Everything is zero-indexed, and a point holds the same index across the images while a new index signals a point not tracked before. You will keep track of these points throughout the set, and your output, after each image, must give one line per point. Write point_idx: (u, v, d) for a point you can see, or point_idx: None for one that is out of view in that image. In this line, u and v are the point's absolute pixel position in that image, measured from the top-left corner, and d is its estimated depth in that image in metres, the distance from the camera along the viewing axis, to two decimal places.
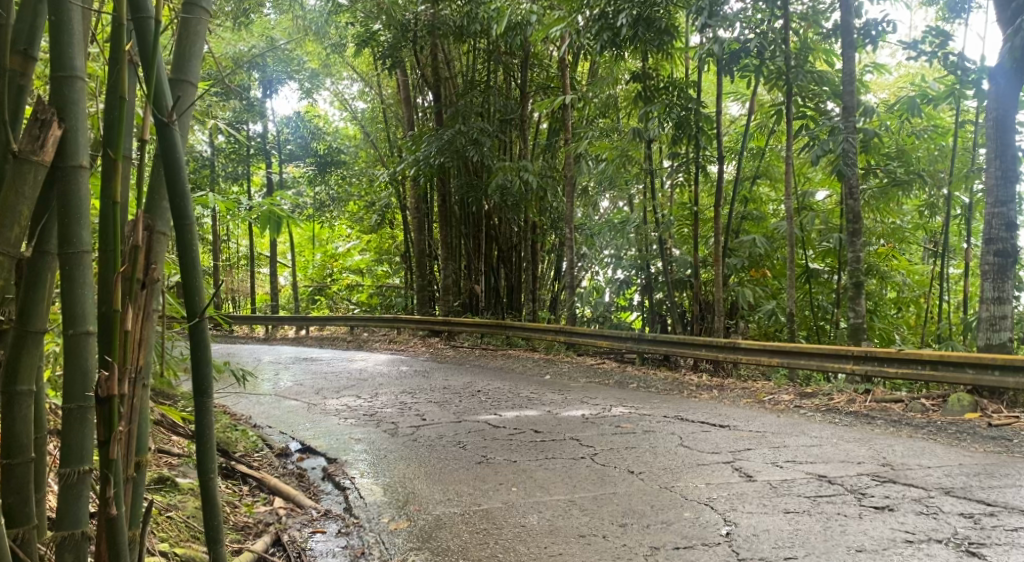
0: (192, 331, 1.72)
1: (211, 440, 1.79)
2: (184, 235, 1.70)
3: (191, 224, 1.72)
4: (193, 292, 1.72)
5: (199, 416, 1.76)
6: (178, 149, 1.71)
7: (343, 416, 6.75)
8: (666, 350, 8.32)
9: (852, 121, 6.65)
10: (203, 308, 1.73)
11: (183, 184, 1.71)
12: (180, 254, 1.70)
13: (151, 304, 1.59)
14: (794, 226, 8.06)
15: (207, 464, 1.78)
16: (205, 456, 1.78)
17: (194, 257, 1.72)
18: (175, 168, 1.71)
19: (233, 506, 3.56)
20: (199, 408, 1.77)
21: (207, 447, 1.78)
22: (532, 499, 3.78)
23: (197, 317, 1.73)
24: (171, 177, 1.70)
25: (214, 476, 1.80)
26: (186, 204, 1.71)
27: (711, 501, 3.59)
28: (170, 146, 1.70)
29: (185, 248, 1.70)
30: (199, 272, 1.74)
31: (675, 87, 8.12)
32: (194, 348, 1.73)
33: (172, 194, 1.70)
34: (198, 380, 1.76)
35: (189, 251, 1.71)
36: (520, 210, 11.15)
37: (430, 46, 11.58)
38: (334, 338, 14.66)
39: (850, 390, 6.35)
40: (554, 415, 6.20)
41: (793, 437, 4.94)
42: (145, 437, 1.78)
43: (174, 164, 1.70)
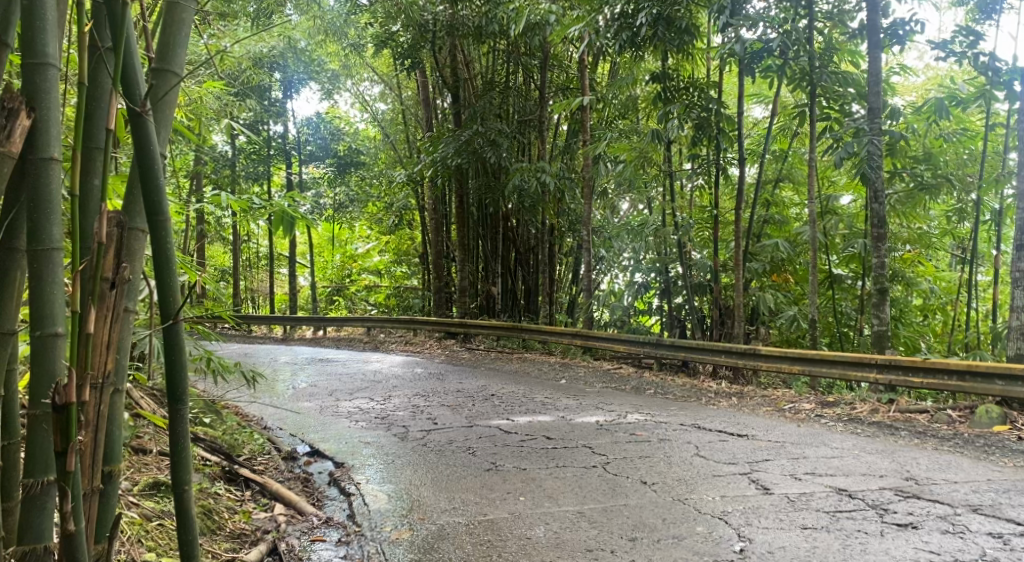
0: (166, 335, 1.62)
1: (186, 452, 1.69)
2: (159, 233, 1.62)
3: (166, 221, 1.64)
4: (167, 294, 1.63)
5: (173, 425, 1.67)
6: (152, 142, 1.63)
7: (354, 418, 6.67)
8: (684, 355, 8.16)
9: (878, 123, 6.47)
10: (178, 310, 1.64)
11: (157, 179, 1.63)
12: (152, 250, 1.61)
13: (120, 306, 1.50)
14: (817, 231, 7.87)
15: (182, 476, 1.69)
16: (180, 467, 1.69)
17: (169, 257, 1.63)
18: (148, 162, 1.63)
19: (230, 512, 3.47)
20: (174, 416, 1.68)
21: (182, 458, 1.69)
22: (540, 510, 3.66)
23: (172, 319, 1.64)
24: (144, 171, 1.62)
25: (189, 488, 1.71)
26: (161, 200, 1.63)
27: (725, 515, 3.45)
28: (144, 138, 1.62)
29: (159, 247, 1.61)
30: (174, 271, 1.64)
31: (695, 88, 7.95)
32: (167, 352, 1.64)
33: (145, 189, 1.62)
34: (174, 387, 1.67)
35: (164, 251, 1.62)
36: (537, 212, 11.03)
37: (449, 47, 11.51)
38: (351, 338, 14.62)
39: (872, 399, 6.17)
40: (567, 421, 6.07)
41: (813, 448, 4.78)
42: (117, 445, 1.68)
43: (147, 157, 1.62)
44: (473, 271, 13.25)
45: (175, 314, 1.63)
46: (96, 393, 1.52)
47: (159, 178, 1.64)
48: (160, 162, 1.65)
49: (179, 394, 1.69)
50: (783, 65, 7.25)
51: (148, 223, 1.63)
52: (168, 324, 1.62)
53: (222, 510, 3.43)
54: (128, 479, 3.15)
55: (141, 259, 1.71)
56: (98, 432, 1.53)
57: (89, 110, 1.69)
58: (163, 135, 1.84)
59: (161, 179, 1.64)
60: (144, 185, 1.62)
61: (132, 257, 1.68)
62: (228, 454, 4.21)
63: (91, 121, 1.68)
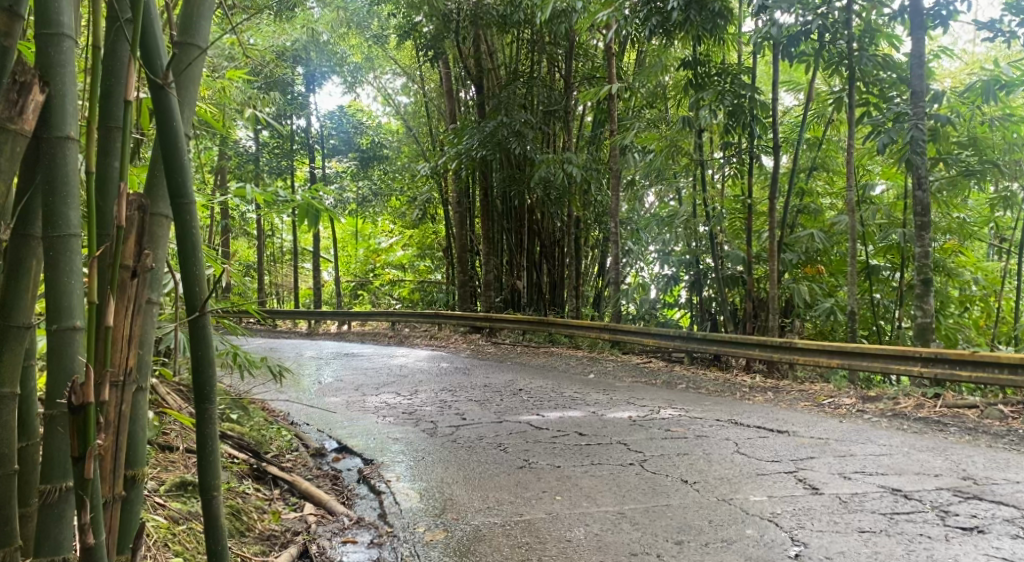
0: (193, 329, 1.49)
1: (215, 455, 1.56)
2: (183, 217, 1.49)
3: (191, 204, 1.50)
4: (192, 283, 1.50)
5: (200, 428, 1.54)
6: (175, 117, 1.50)
7: (381, 414, 6.56)
8: (716, 349, 7.97)
9: (922, 106, 6.25)
10: (205, 302, 1.50)
11: (182, 157, 1.50)
12: (176, 237, 1.47)
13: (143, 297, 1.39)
14: (856, 220, 7.64)
15: (210, 483, 1.55)
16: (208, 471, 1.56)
17: (195, 244, 1.50)
18: (170, 139, 1.49)
19: (259, 513, 3.36)
20: (200, 417, 1.55)
21: (209, 463, 1.56)
22: (578, 510, 3.51)
23: (197, 313, 1.51)
24: (166, 148, 1.49)
25: (217, 494, 1.57)
26: (185, 181, 1.50)
27: (775, 517, 3.29)
28: (167, 114, 1.49)
29: (183, 232, 1.48)
30: (200, 261, 1.51)
31: (726, 74, 7.74)
32: (194, 347, 1.51)
33: (168, 169, 1.49)
34: (201, 386, 1.54)
35: (188, 238, 1.49)
36: (563, 204, 10.85)
37: (473, 37, 11.37)
38: (376, 333, 14.54)
39: (917, 394, 5.95)
40: (599, 417, 5.91)
41: (860, 446, 4.59)
42: (139, 449, 1.55)
43: (169, 134, 1.49)
44: (498, 265, 13.10)
45: (202, 306, 1.49)
46: (117, 394, 1.39)
47: (184, 157, 1.51)
48: (184, 141, 1.52)
49: (206, 395, 1.56)
50: (818, 49, 7.04)
51: (172, 207, 1.50)
52: (193, 317, 1.48)
53: (251, 510, 3.32)
54: (155, 478, 3.06)
55: (165, 247, 1.57)
56: (120, 435, 1.40)
57: (108, 86, 1.56)
58: (188, 112, 1.71)
59: (186, 159, 1.51)
60: (168, 165, 1.48)
61: (155, 244, 1.55)
62: (255, 451, 4.11)
63: (109, 97, 1.56)
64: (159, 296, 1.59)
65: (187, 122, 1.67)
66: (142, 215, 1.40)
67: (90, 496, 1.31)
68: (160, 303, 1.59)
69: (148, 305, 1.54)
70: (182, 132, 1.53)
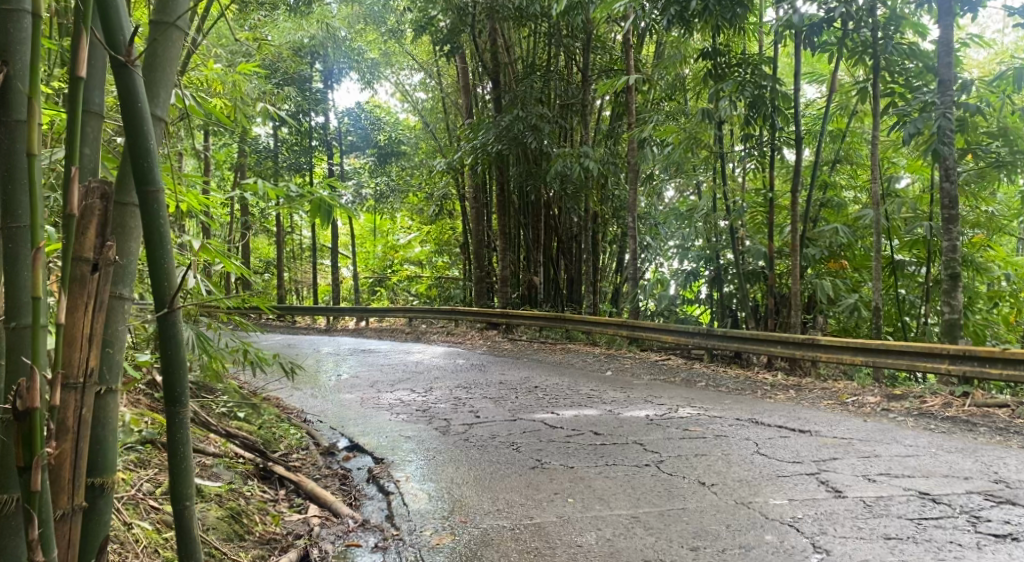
0: (163, 322, 1.49)
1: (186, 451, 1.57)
2: (151, 204, 1.47)
3: (159, 191, 1.47)
4: (160, 276, 1.50)
5: (172, 428, 1.54)
6: (139, 95, 1.46)
7: (395, 411, 6.47)
8: (737, 346, 7.81)
9: (949, 95, 6.04)
10: (173, 297, 1.49)
11: (148, 142, 1.47)
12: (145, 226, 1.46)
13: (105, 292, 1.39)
14: (880, 213, 7.45)
15: (183, 492, 1.57)
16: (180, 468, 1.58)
17: (162, 231, 1.49)
18: (135, 118, 1.46)
19: (261, 515, 3.27)
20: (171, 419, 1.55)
21: (181, 461, 1.57)
22: (590, 513, 3.39)
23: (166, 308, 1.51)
24: (131, 129, 1.45)
25: (190, 503, 1.59)
26: (153, 169, 1.47)
27: (796, 521, 3.15)
28: (131, 93, 1.45)
29: (151, 219, 1.46)
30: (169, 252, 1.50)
31: (746, 64, 7.58)
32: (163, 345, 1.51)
33: (135, 156, 1.46)
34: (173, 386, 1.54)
35: (157, 226, 1.49)
36: (580, 199, 10.70)
37: (489, 30, 11.26)
38: (394, 329, 14.48)
39: (944, 392, 5.76)
40: (615, 415, 5.78)
41: (885, 446, 4.42)
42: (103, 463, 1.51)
43: (134, 112, 1.45)
44: (515, 261, 12.97)
45: (172, 302, 1.50)
46: (78, 395, 1.40)
47: (149, 142, 1.48)
48: (149, 120, 1.48)
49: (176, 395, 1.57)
50: (842, 37, 6.84)
51: (139, 194, 1.46)
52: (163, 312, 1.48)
53: (253, 512, 3.24)
54: (151, 479, 2.99)
55: (134, 237, 1.56)
56: (71, 448, 1.41)
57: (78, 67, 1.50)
58: (164, 95, 1.65)
59: (152, 144, 1.48)
60: (135, 151, 1.46)
61: (125, 236, 1.54)
62: (261, 450, 4.03)
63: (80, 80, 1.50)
64: (131, 292, 1.57)
65: (162, 105, 1.63)
66: (105, 203, 1.38)
67: (37, 512, 1.29)
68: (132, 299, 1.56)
69: (117, 300, 1.53)
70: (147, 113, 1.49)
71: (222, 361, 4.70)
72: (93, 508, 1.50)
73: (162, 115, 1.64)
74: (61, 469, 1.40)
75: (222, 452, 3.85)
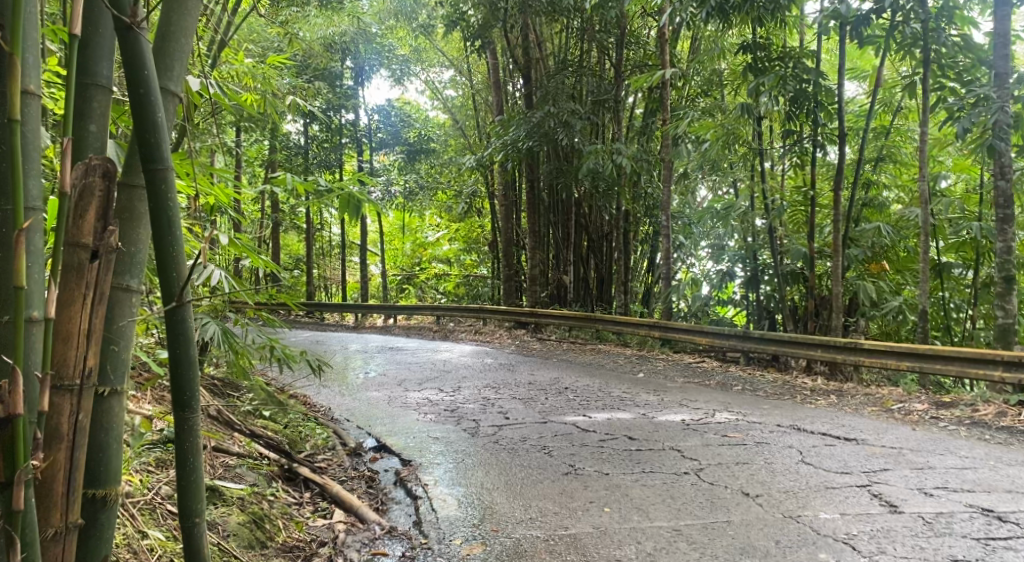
0: (170, 316, 1.49)
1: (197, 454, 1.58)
2: (158, 185, 1.48)
3: (167, 168, 1.48)
4: (168, 259, 1.50)
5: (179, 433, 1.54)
6: (146, 62, 1.47)
7: (423, 411, 6.33)
8: (774, 349, 7.56)
9: (1006, 89, 5.79)
10: (181, 287, 1.50)
11: (156, 115, 1.48)
12: (152, 203, 1.48)
13: (106, 282, 1.43)
14: (927, 213, 7.19)
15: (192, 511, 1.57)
16: (189, 473, 1.58)
17: (171, 214, 1.50)
18: (143, 86, 1.46)
19: (284, 521, 3.13)
20: (182, 424, 1.56)
21: (190, 465, 1.57)
22: (629, 525, 3.23)
23: (175, 301, 1.51)
24: (139, 99, 1.46)
25: (199, 522, 1.58)
26: (160, 146, 1.49)
27: (852, 539, 2.98)
28: (137, 60, 1.46)
29: (159, 198, 1.48)
30: (178, 233, 1.51)
31: (789, 58, 7.33)
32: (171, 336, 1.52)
33: (143, 132, 1.47)
34: (183, 392, 1.55)
35: (165, 205, 1.50)
36: (612, 197, 10.50)
37: (521, 26, 11.10)
38: (422, 327, 14.33)
39: (997, 400, 5.51)
40: (650, 419, 5.59)
41: (938, 457, 4.19)
42: (102, 474, 1.55)
43: (142, 79, 1.46)
44: (544, 260, 12.78)
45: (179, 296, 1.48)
46: (73, 399, 1.44)
47: (157, 115, 1.48)
48: (157, 90, 1.48)
49: (187, 400, 1.56)
50: (890, 31, 6.58)
51: (146, 171, 1.48)
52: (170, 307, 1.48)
53: (276, 517, 3.11)
54: (170, 482, 2.90)
55: (142, 220, 1.59)
56: (65, 461, 1.44)
57: (87, 37, 1.49)
58: (179, 68, 1.62)
59: (160, 118, 1.49)
60: (143, 125, 1.47)
61: (134, 219, 1.58)
62: (286, 451, 3.92)
63: (89, 51, 1.48)
64: (139, 282, 1.60)
65: (175, 79, 1.60)
66: (107, 182, 1.40)
67: (19, 532, 1.28)
68: (139, 290, 1.60)
69: (123, 289, 1.57)
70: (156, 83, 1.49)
71: (249, 359, 4.58)
72: (93, 522, 1.55)
73: (174, 89, 1.61)
74: (53, 483, 1.44)
75: (246, 453, 3.73)
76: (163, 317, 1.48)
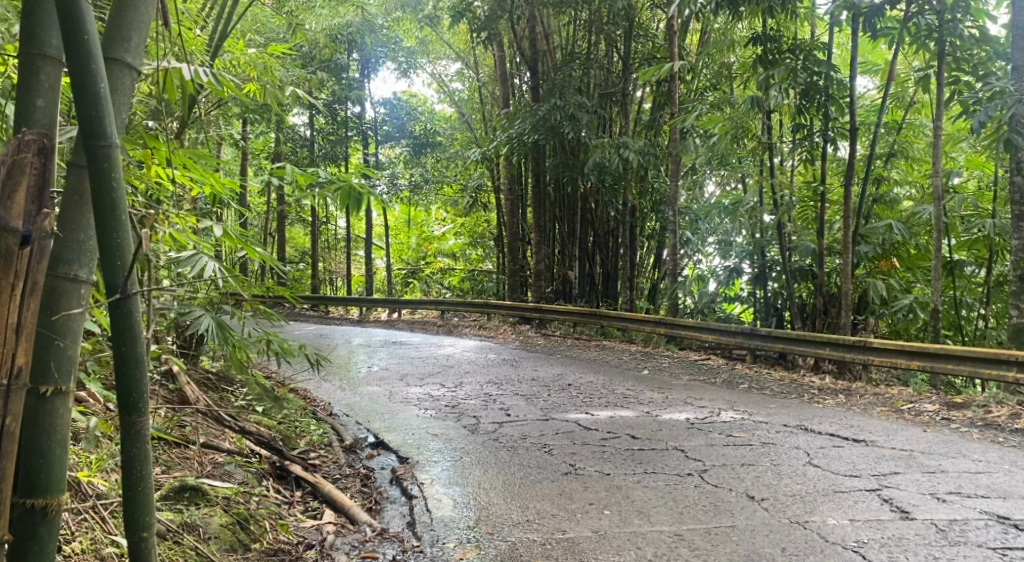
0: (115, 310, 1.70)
1: (144, 462, 1.75)
2: (101, 156, 1.69)
3: (110, 142, 1.70)
4: (114, 251, 1.71)
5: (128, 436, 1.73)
6: (89, 38, 1.69)
7: (423, 406, 6.22)
8: (782, 347, 7.42)
9: None
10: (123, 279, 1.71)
11: (97, 88, 1.70)
12: (95, 172, 1.68)
13: (37, 267, 1.67)
14: (940, 210, 7.04)
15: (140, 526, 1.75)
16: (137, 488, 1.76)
17: (113, 183, 1.70)
18: (88, 63, 1.69)
19: (270, 522, 3.01)
20: (131, 429, 1.75)
21: (136, 478, 1.76)
22: (628, 528, 3.12)
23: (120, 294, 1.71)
24: (79, 71, 1.67)
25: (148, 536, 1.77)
26: (104, 123, 1.70)
27: (861, 547, 2.87)
28: (79, 40, 1.67)
29: (101, 169, 1.69)
30: (121, 204, 1.72)
31: (800, 49, 7.20)
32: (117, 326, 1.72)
33: (87, 109, 1.69)
34: (129, 395, 1.74)
35: (108, 175, 1.70)
36: (619, 191, 10.33)
37: (528, 17, 10.97)
38: (426, 321, 14.17)
39: (1011, 402, 5.37)
40: (653, 417, 5.47)
41: (950, 461, 4.06)
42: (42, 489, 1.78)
43: (85, 54, 1.68)
44: (549, 254, 12.61)
45: (124, 288, 1.70)
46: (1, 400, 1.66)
47: (100, 86, 1.70)
48: (99, 65, 1.71)
49: (135, 403, 1.76)
50: (904, 21, 6.45)
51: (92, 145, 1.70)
52: (115, 298, 1.70)
53: (262, 518, 2.99)
54: None
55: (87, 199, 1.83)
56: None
57: (37, 16, 1.74)
58: (136, 40, 1.88)
59: (102, 93, 1.71)
60: (86, 100, 1.68)
61: (82, 197, 1.83)
62: (277, 448, 3.81)
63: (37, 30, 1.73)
64: (87, 274, 1.84)
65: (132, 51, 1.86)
66: (41, 157, 1.65)
67: None
68: (88, 282, 1.84)
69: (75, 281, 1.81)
70: (100, 58, 1.72)
71: (245, 352, 4.48)
72: (33, 533, 1.78)
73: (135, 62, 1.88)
74: None
75: (236, 450, 3.63)
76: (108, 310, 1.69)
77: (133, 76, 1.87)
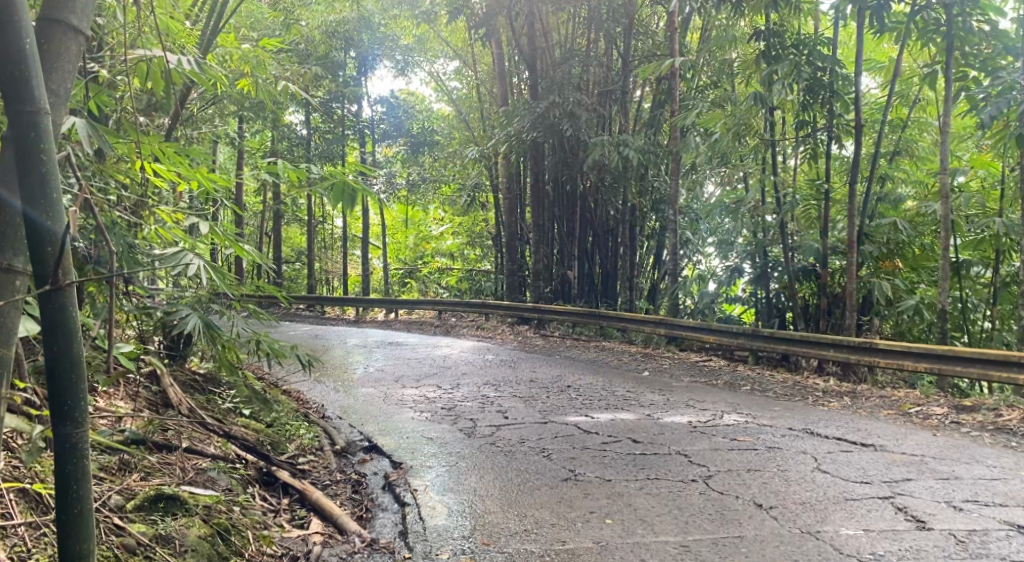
0: (45, 302, 1.60)
1: (82, 479, 1.69)
2: (26, 122, 1.58)
3: (35, 105, 1.59)
4: (41, 234, 1.60)
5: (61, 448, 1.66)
6: None
7: (419, 408, 6.07)
8: (785, 348, 7.27)
9: None
10: (53, 266, 1.60)
11: (22, 44, 1.58)
12: (19, 141, 1.58)
13: None
14: (948, 208, 6.87)
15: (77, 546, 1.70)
16: (73, 509, 1.70)
17: (41, 156, 1.60)
18: (12, 19, 1.58)
19: (254, 532, 2.86)
20: (66, 440, 1.68)
21: (71, 499, 1.70)
22: (631, 539, 2.97)
23: (51, 284, 1.60)
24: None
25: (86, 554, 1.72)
26: (29, 86, 1.58)
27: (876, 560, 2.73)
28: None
29: (24, 138, 1.58)
30: (46, 176, 1.61)
31: (803, 44, 7.08)
32: (49, 318, 1.62)
33: (10, 70, 1.57)
34: (63, 405, 1.65)
35: (32, 146, 1.59)
36: (618, 190, 10.19)
37: (526, 14, 10.83)
38: (423, 321, 14.00)
39: (1023, 405, 5.22)
40: (654, 420, 5.32)
41: (964, 467, 3.91)
42: None
43: (7, 7, 1.56)
44: (547, 254, 12.46)
45: (54, 278, 1.59)
46: None
47: (24, 43, 1.58)
48: (25, 23, 1.59)
49: (71, 414, 1.67)
50: (910, 16, 6.32)
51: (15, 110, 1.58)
52: (45, 290, 1.59)
53: (245, 528, 2.85)
54: (119, 491, 2.66)
55: None
56: None
57: None
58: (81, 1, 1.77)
59: (27, 51, 1.59)
60: (7, 58, 1.56)
61: None
62: (263, 453, 3.66)
63: None
64: (22, 263, 1.67)
65: (76, 11, 1.76)
66: None
67: None
68: (24, 271, 1.67)
69: (8, 271, 1.64)
70: (27, 15, 1.60)
71: (235, 353, 4.30)
72: None
73: (81, 24, 1.77)
74: None
75: (220, 455, 3.47)
76: (38, 302, 1.59)
77: (76, 39, 1.75)
